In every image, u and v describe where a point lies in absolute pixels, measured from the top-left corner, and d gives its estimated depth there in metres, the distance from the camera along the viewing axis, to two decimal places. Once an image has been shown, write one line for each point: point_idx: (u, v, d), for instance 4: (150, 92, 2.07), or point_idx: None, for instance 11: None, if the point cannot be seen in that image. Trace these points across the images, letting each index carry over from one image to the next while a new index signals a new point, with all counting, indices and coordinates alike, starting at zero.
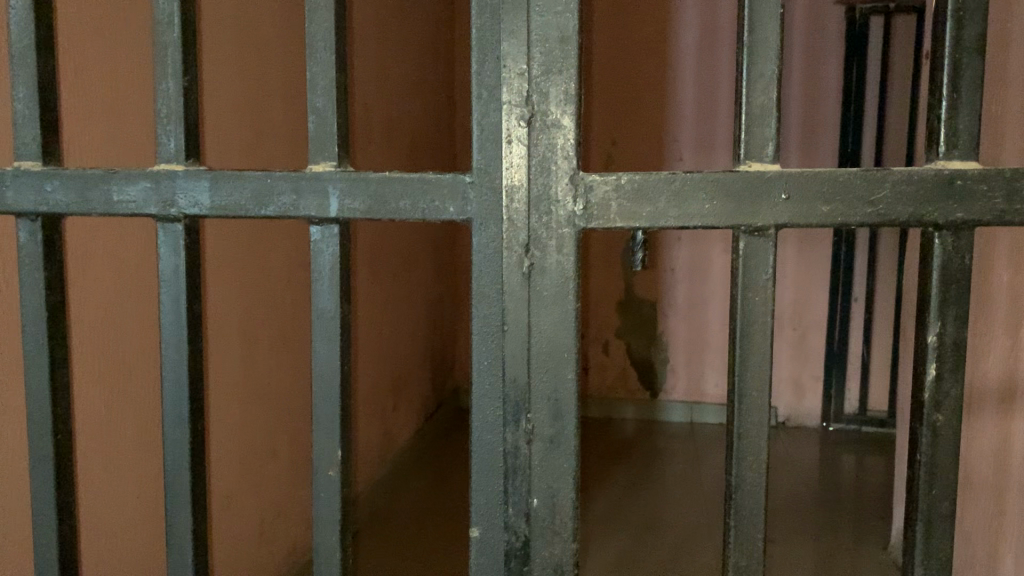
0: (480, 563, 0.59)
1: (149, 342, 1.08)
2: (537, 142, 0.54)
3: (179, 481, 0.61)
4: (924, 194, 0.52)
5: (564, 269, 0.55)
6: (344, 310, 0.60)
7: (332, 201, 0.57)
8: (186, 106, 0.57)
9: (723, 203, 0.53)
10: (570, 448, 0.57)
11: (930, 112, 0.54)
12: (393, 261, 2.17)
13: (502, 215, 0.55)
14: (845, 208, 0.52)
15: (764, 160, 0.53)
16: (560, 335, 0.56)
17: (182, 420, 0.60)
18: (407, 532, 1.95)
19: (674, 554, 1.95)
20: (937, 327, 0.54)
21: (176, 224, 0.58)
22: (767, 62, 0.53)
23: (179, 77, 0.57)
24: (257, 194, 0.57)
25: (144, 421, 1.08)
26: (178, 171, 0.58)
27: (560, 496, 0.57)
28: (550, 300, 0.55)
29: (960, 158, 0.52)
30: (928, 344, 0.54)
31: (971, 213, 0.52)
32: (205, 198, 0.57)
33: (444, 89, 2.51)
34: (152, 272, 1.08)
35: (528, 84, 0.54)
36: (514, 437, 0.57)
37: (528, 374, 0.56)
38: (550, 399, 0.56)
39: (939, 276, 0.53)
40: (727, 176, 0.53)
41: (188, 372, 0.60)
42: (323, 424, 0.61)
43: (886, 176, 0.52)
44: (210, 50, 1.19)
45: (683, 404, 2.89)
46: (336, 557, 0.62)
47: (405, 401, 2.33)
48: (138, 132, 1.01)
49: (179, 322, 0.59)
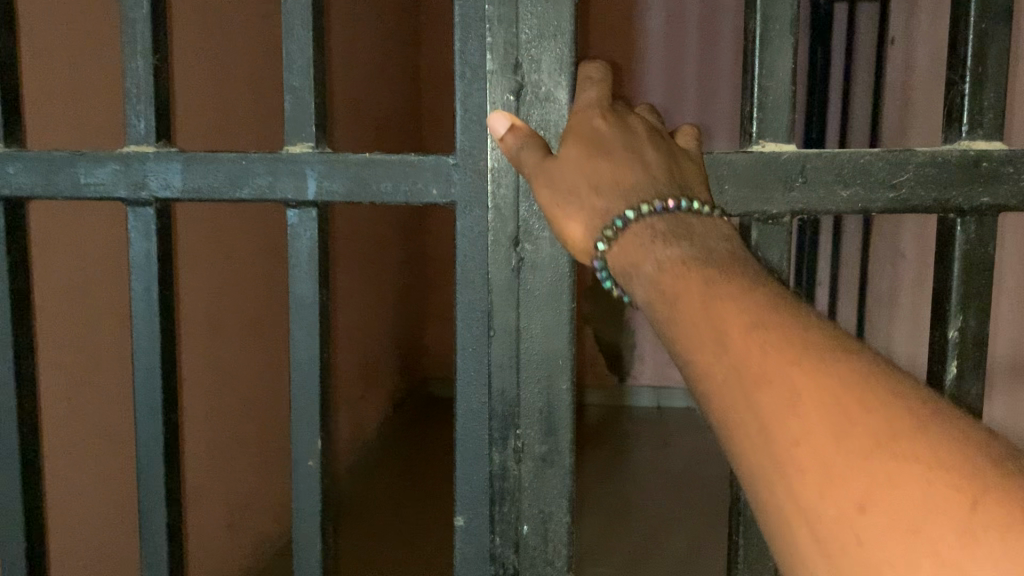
0: (467, 553, 0.58)
1: (116, 334, 1.05)
2: (527, 117, 0.52)
3: (153, 475, 0.59)
4: (948, 177, 0.51)
5: (557, 264, 0.54)
6: (323, 296, 0.58)
7: (311, 183, 0.55)
8: (156, 86, 0.55)
9: (740, 186, 0.52)
10: (563, 465, 0.56)
11: (951, 86, 0.53)
12: (359, 248, 2.15)
13: (487, 200, 0.54)
14: (865, 192, 0.52)
15: (777, 139, 0.52)
16: (554, 341, 0.55)
17: (155, 412, 0.58)
18: (378, 520, 1.95)
19: (647, 536, 1.98)
20: (959, 323, 0.54)
21: (147, 209, 0.56)
22: (779, 34, 0.52)
23: (150, 55, 0.55)
24: (233, 177, 0.55)
25: (110, 414, 1.05)
26: (148, 153, 0.55)
27: (553, 520, 0.56)
28: (544, 300, 0.54)
29: (986, 137, 0.52)
30: (949, 340, 0.54)
31: (995, 198, 0.52)
32: (177, 181, 0.55)
33: (410, 72, 2.49)
34: (121, 261, 1.06)
35: (517, 51, 0.52)
36: (502, 456, 0.56)
37: (517, 386, 0.55)
38: (542, 412, 0.55)
39: (961, 266, 0.53)
40: (744, 157, 0.52)
41: (163, 364, 0.58)
42: (304, 415, 0.59)
43: (910, 158, 0.51)
44: (181, 34, 1.15)
45: (649, 389, 2.92)
46: (317, 553, 0.61)
47: (372, 389, 2.32)
48: (104, 116, 0.98)
49: (151, 312, 0.57)
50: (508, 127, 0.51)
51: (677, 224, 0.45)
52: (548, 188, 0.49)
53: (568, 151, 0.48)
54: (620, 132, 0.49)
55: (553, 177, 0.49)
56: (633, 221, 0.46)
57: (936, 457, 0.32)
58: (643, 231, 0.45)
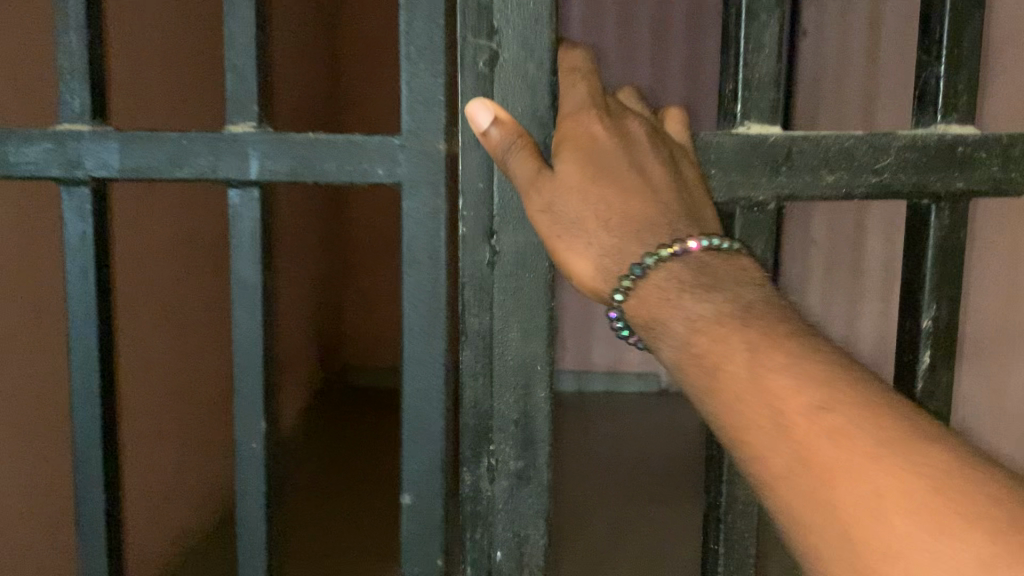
0: (426, 547, 0.59)
1: (44, 323, 1.02)
2: (500, 82, 0.54)
3: (92, 461, 0.58)
4: (926, 161, 0.57)
5: (533, 272, 0.56)
6: (265, 277, 0.58)
7: (254, 162, 0.54)
8: (90, 62, 0.54)
9: (732, 168, 0.55)
10: (539, 481, 0.58)
11: (926, 70, 0.58)
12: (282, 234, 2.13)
13: (434, 181, 0.54)
14: (850, 176, 0.56)
15: (761, 122, 0.56)
16: (530, 350, 0.56)
17: (92, 399, 0.57)
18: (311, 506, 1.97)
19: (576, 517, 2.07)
20: (932, 312, 0.60)
21: (82, 189, 0.55)
22: (768, 17, 0.55)
23: (83, 31, 0.53)
24: (170, 155, 0.54)
25: (39, 407, 1.02)
26: (83, 132, 0.54)
27: (529, 540, 0.59)
28: (520, 310, 0.56)
29: (959, 121, 0.57)
30: (923, 329, 0.60)
31: (970, 182, 0.57)
32: (114, 161, 0.54)
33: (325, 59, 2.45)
34: (52, 250, 1.03)
35: (490, 13, 0.54)
36: (476, 473, 0.58)
37: (492, 399, 0.57)
38: (517, 425, 0.57)
39: (936, 251, 0.59)
40: (736, 141, 0.55)
41: (99, 347, 0.57)
42: (248, 397, 0.59)
43: (892, 143, 0.56)
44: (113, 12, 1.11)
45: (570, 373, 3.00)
46: (261, 535, 0.61)
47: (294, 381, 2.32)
48: (32, 96, 0.94)
49: (88, 294, 0.56)
50: (495, 121, 0.52)
51: (698, 270, 0.48)
52: (545, 215, 0.51)
53: (569, 165, 0.51)
54: (620, 142, 0.51)
55: (552, 203, 0.50)
56: (649, 267, 0.48)
57: (988, 510, 0.36)
58: (663, 275, 0.48)
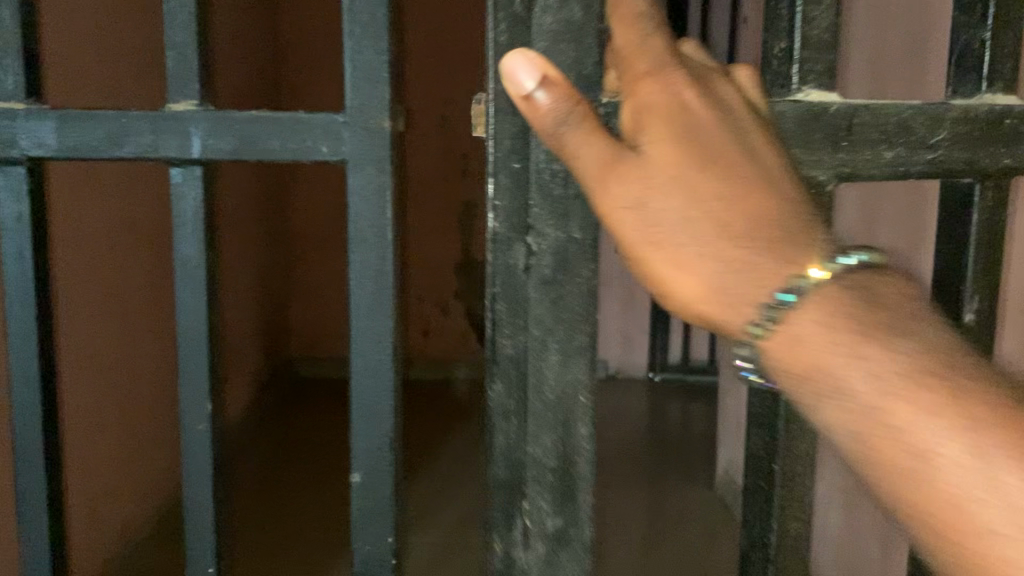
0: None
1: None
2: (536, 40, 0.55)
3: (31, 448, 0.57)
4: (976, 139, 0.60)
5: (576, 297, 0.58)
6: (210, 258, 0.58)
7: (195, 141, 0.54)
8: (24, 39, 0.53)
9: (795, 138, 0.57)
10: (576, 515, 0.61)
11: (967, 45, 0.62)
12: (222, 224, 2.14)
13: (381, 158, 0.54)
14: (907, 151, 0.59)
15: (821, 93, 0.58)
16: (569, 379, 0.59)
17: (30, 385, 0.56)
18: (262, 506, 2.04)
19: None
20: (973, 305, 0.65)
21: (18, 169, 0.54)
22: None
23: (16, 7, 0.52)
24: (109, 134, 0.53)
25: None
26: (18, 111, 0.53)
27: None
28: (562, 338, 0.58)
29: (1003, 92, 0.61)
30: (966, 320, 0.65)
31: (1014, 158, 0.61)
32: (50, 139, 0.53)
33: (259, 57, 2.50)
34: None
35: None
36: (510, 510, 0.61)
37: (529, 431, 0.60)
38: (557, 458, 0.60)
39: (976, 239, 0.64)
40: (803, 113, 0.57)
41: (39, 330, 0.56)
42: (194, 380, 0.59)
43: (945, 118, 0.59)
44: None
45: None
46: (210, 520, 0.61)
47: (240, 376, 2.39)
48: None
49: (25, 276, 0.55)
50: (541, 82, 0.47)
51: (861, 292, 0.44)
52: (634, 214, 0.47)
53: (660, 143, 0.46)
54: (715, 115, 0.48)
55: (644, 200, 0.46)
56: (803, 297, 0.44)
57: None
58: (813, 305, 0.44)
